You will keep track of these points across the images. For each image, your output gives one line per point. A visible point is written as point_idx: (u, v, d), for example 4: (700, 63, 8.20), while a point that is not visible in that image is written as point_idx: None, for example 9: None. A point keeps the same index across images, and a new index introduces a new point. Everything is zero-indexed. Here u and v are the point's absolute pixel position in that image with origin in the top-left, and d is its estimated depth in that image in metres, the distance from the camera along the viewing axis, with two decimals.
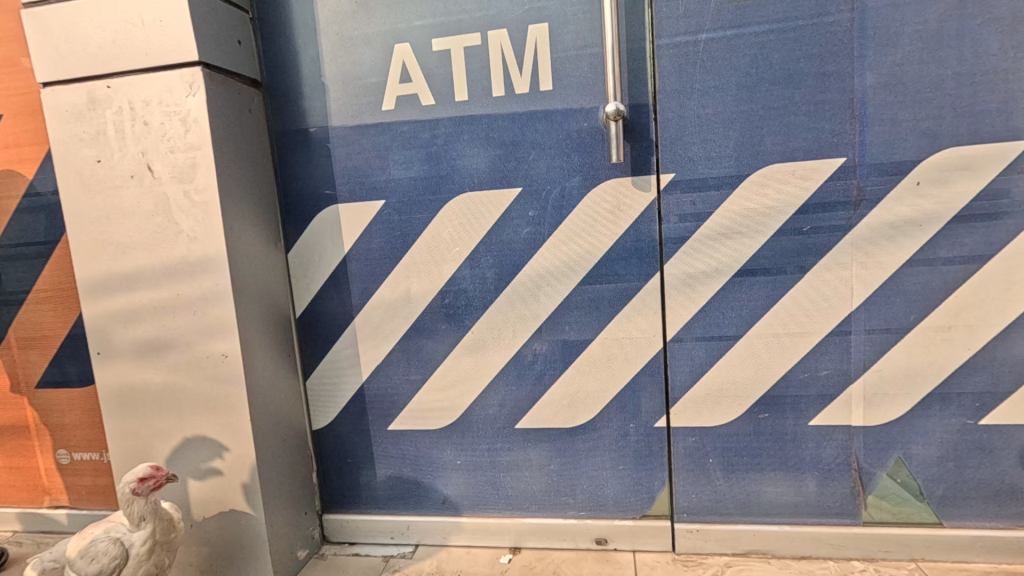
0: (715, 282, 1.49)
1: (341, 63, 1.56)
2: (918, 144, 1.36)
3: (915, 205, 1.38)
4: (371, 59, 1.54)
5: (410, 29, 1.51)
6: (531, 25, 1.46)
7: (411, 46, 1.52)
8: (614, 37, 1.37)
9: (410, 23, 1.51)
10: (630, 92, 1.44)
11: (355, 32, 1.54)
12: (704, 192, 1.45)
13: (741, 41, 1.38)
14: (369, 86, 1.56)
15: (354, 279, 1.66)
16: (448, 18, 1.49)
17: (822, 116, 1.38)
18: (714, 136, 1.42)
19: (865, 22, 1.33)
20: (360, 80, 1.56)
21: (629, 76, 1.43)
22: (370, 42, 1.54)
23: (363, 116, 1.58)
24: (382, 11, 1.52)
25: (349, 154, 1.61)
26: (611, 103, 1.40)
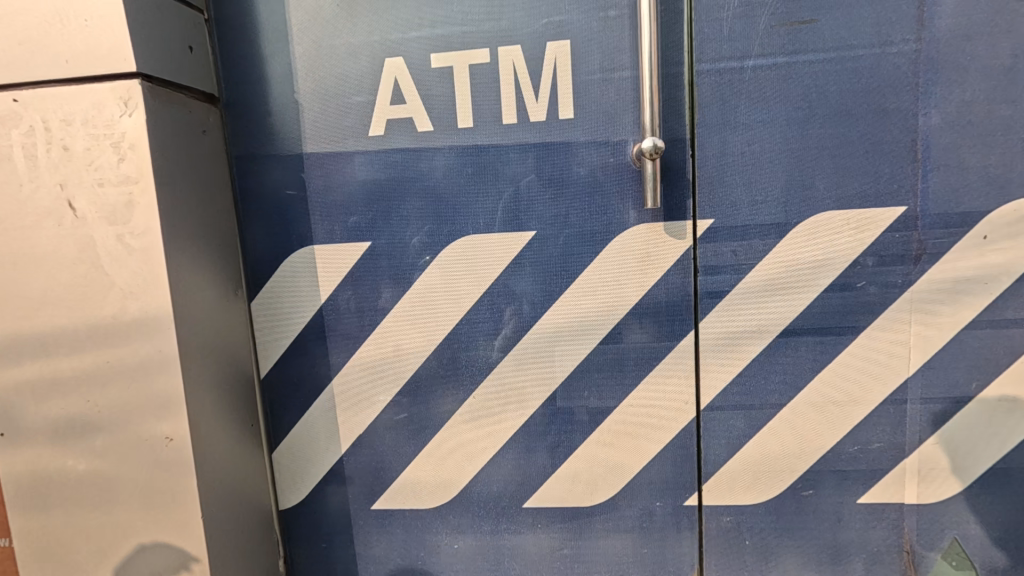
0: (757, 343, 1.30)
1: (318, 78, 1.30)
2: (986, 193, 1.20)
3: (981, 261, 1.22)
4: (356, 74, 1.29)
5: (404, 40, 1.27)
6: (550, 42, 1.24)
7: (406, 60, 1.27)
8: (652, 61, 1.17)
9: (404, 33, 1.26)
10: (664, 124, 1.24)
11: (336, 42, 1.28)
12: (747, 241, 1.27)
13: (793, 70, 1.20)
14: (353, 106, 1.30)
15: (333, 334, 1.40)
16: (450, 29, 1.25)
17: (882, 159, 1.21)
18: (761, 178, 1.24)
19: (932, 54, 1.16)
20: (341, 98, 1.30)
21: (664, 106, 1.23)
22: (355, 54, 1.28)
23: (345, 142, 1.32)
24: (370, 17, 1.27)
25: (327, 186, 1.34)
26: (647, 138, 1.20)
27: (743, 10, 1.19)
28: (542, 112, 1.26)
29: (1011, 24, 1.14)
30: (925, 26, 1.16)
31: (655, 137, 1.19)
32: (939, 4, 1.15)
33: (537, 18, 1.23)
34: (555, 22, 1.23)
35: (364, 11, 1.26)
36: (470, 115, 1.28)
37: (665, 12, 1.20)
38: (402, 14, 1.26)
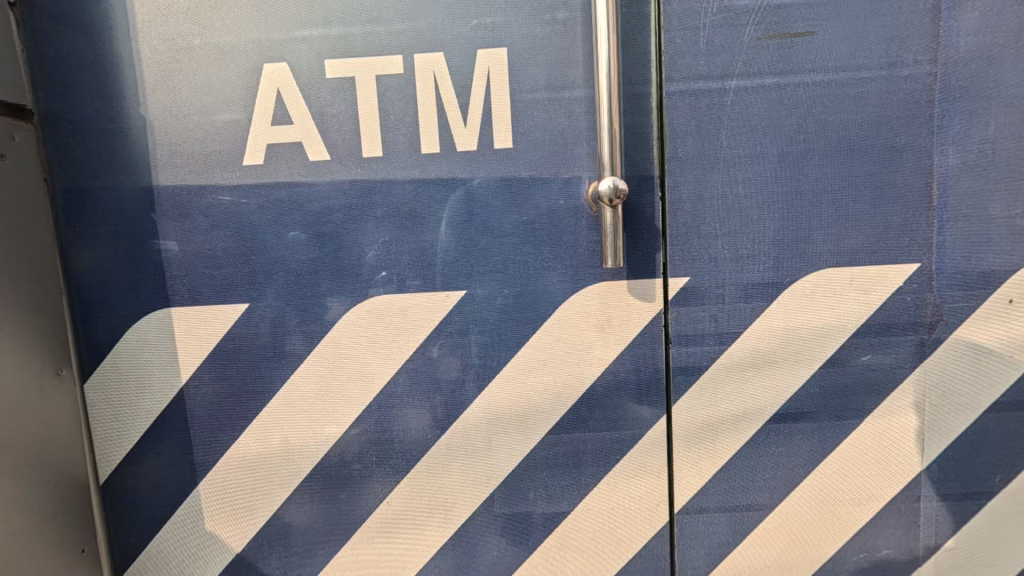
0: (742, 429, 1.05)
1: (175, 88, 0.98)
2: (1011, 250, 0.99)
3: (1006, 330, 1.01)
4: (226, 84, 0.97)
5: (288, 41, 0.96)
6: (481, 50, 0.95)
7: (292, 67, 0.96)
8: (609, 79, 0.91)
9: (288, 32, 0.95)
10: (626, 159, 0.98)
11: (196, 41, 0.96)
12: (730, 305, 1.01)
13: (784, 95, 0.96)
14: (222, 127, 0.98)
15: (200, 423, 1.06)
16: (349, 28, 0.95)
17: (891, 206, 0.98)
18: (745, 226, 0.99)
19: (950, 79, 0.95)
20: (206, 115, 0.98)
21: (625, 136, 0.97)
22: (223, 58, 0.97)
23: (212, 173, 0.99)
24: (241, 10, 0.95)
25: (189, 229, 1.01)
26: (605, 178, 0.93)
27: (724, 18, 0.94)
28: (473, 138, 0.98)
29: None
30: (941, 44, 0.94)
31: (616, 178, 0.92)
32: (958, 18, 0.93)
33: (463, 18, 0.94)
34: (488, 24, 0.95)
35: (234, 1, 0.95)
36: (379, 141, 0.98)
37: (627, 17, 0.94)
38: (285, 6, 0.95)
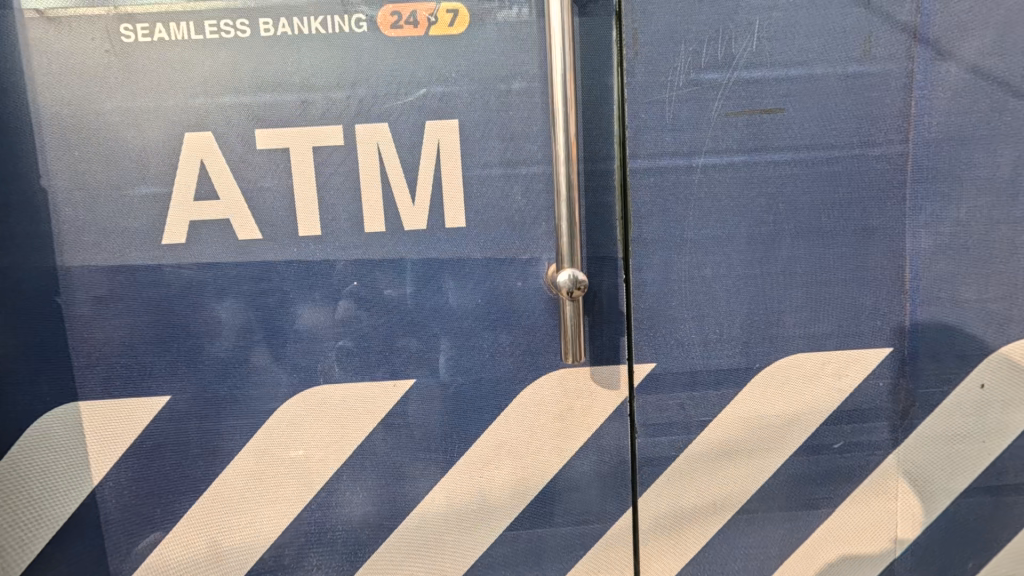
0: (711, 521, 0.99)
1: (80, 157, 0.86)
2: (984, 334, 0.95)
3: (977, 416, 0.97)
4: (141, 154, 0.86)
5: (213, 108, 0.85)
6: (430, 121, 0.87)
7: (218, 137, 0.86)
8: (569, 160, 0.84)
9: (212, 97, 0.85)
10: (586, 240, 0.91)
11: (106, 105, 0.85)
12: (698, 392, 0.96)
13: (753, 174, 0.90)
14: (138, 201, 0.87)
15: (116, 527, 0.94)
16: (282, 95, 0.86)
17: (863, 290, 0.94)
18: (714, 311, 0.93)
19: (922, 160, 0.91)
20: (120, 188, 0.87)
21: (585, 215, 0.90)
22: (137, 125, 0.86)
23: (127, 252, 0.88)
24: (158, 72, 0.84)
25: (100, 314, 0.90)
26: (564, 266, 0.86)
27: (690, 92, 0.88)
28: (422, 216, 0.89)
29: (1013, 128, 0.90)
30: (912, 124, 0.90)
31: (575, 269, 0.86)
32: (930, 98, 0.89)
33: (410, 87, 0.86)
34: (438, 94, 0.86)
35: (150, 62, 0.84)
36: (317, 218, 0.89)
37: (588, 89, 0.88)
38: (209, 70, 0.85)
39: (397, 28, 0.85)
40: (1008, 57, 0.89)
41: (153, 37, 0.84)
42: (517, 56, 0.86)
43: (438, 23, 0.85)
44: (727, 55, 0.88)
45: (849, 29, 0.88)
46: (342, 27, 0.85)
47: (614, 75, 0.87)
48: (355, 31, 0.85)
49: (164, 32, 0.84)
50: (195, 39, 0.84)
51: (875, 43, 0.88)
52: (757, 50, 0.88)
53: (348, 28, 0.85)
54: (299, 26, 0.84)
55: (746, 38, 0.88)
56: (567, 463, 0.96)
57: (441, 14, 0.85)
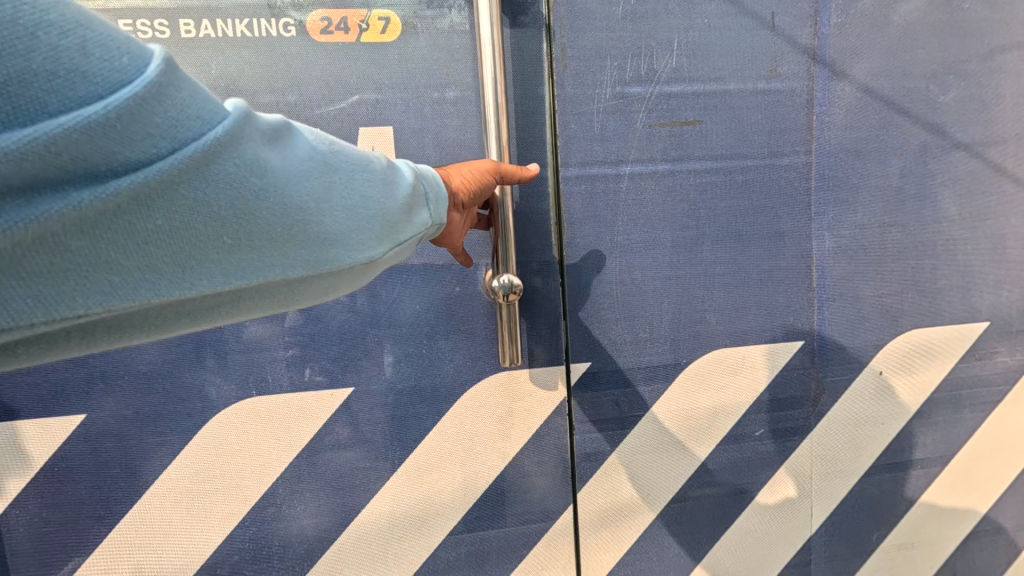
0: (647, 510, 1.04)
1: None
2: (881, 326, 1.05)
3: (876, 399, 1.07)
4: None
5: None
6: (364, 127, 0.88)
7: None
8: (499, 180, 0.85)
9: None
10: (522, 245, 0.94)
11: None
12: (631, 388, 1.00)
13: (675, 181, 0.96)
14: None
15: (29, 559, 0.88)
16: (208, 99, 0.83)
17: (777, 289, 1.01)
18: (643, 312, 0.99)
19: (824, 169, 1.00)
20: None
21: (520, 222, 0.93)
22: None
23: None
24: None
25: None
26: (501, 272, 0.88)
27: (616, 105, 0.93)
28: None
29: (898, 142, 1.01)
30: (814, 136, 0.99)
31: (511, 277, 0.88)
32: (829, 114, 0.99)
33: (342, 93, 0.86)
34: (371, 100, 0.87)
35: None
36: None
37: (519, 99, 0.91)
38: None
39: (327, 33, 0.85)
40: (892, 78, 1.00)
41: None
42: (450, 66, 0.88)
43: (370, 30, 0.86)
44: (649, 70, 0.94)
45: (757, 49, 0.96)
46: (270, 30, 0.83)
47: (546, 86, 0.91)
48: (284, 36, 0.84)
49: None
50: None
51: (781, 62, 0.96)
52: (677, 67, 0.94)
53: (276, 32, 0.84)
54: (223, 28, 0.82)
55: (665, 55, 0.94)
56: (508, 464, 0.98)
57: (373, 21, 0.86)
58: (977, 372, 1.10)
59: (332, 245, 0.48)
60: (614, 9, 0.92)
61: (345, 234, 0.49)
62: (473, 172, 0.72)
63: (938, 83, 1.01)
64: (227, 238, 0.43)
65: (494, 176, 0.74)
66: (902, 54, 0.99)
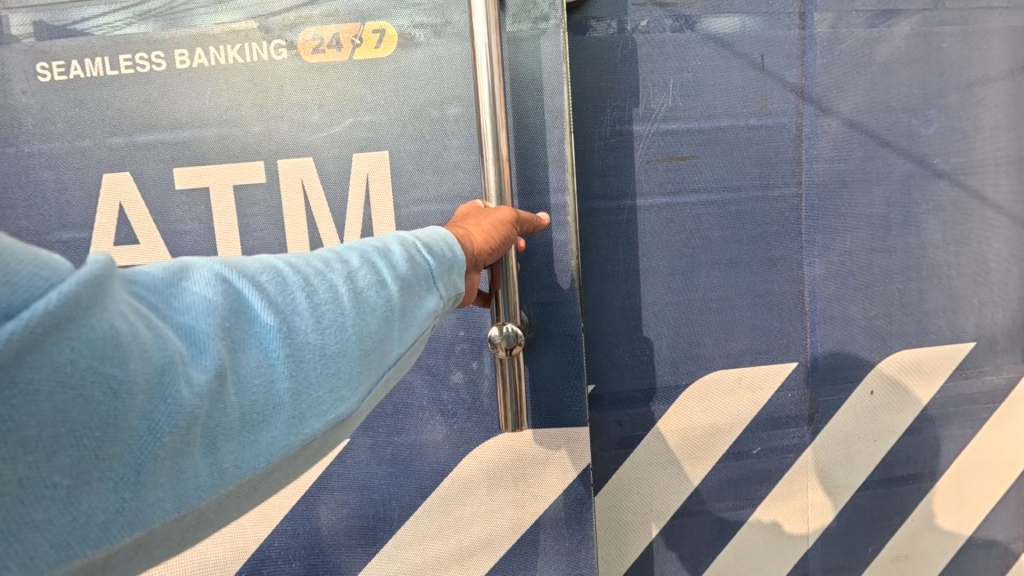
0: (650, 526, 1.08)
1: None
2: (872, 347, 1.10)
3: (868, 417, 1.12)
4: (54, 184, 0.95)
5: (128, 146, 0.95)
6: (356, 153, 0.97)
7: (137, 176, 0.96)
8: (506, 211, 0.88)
9: (130, 136, 0.95)
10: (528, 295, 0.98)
11: (26, 149, 0.94)
12: (633, 409, 1.06)
13: (672, 213, 1.02)
14: (58, 246, 0.96)
15: None
16: (201, 128, 0.95)
17: (771, 313, 1.07)
18: (643, 336, 1.04)
19: (813, 200, 1.05)
20: (40, 236, 0.96)
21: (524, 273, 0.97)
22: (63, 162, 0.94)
23: None
24: (72, 109, 0.94)
25: None
26: (505, 324, 0.88)
27: (615, 142, 1.00)
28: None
29: (883, 173, 1.07)
30: (804, 169, 1.05)
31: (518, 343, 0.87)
32: (816, 148, 1.05)
33: (337, 117, 0.96)
34: (366, 123, 0.96)
35: (65, 103, 0.94)
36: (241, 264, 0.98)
37: (522, 130, 0.95)
38: (123, 103, 0.94)
39: (319, 51, 0.94)
40: (876, 113, 1.06)
41: (68, 73, 0.93)
42: (458, 111, 0.95)
43: (362, 45, 0.94)
44: (646, 110, 1.00)
45: (747, 88, 1.02)
46: (263, 54, 0.94)
47: (557, 97, 0.94)
48: (276, 58, 0.94)
49: (80, 69, 0.93)
50: (111, 73, 0.93)
51: (770, 100, 1.02)
52: (672, 106, 1.00)
53: (269, 54, 0.94)
54: (215, 57, 0.94)
55: (662, 95, 1.00)
56: (519, 498, 1.01)
57: (367, 37, 0.94)
58: (965, 390, 1.15)
59: (242, 429, 0.43)
60: (612, 54, 0.99)
61: (256, 418, 0.44)
62: (498, 227, 0.74)
63: (920, 117, 1.07)
64: (88, 465, 0.37)
65: (513, 226, 0.78)
66: (885, 90, 1.05)
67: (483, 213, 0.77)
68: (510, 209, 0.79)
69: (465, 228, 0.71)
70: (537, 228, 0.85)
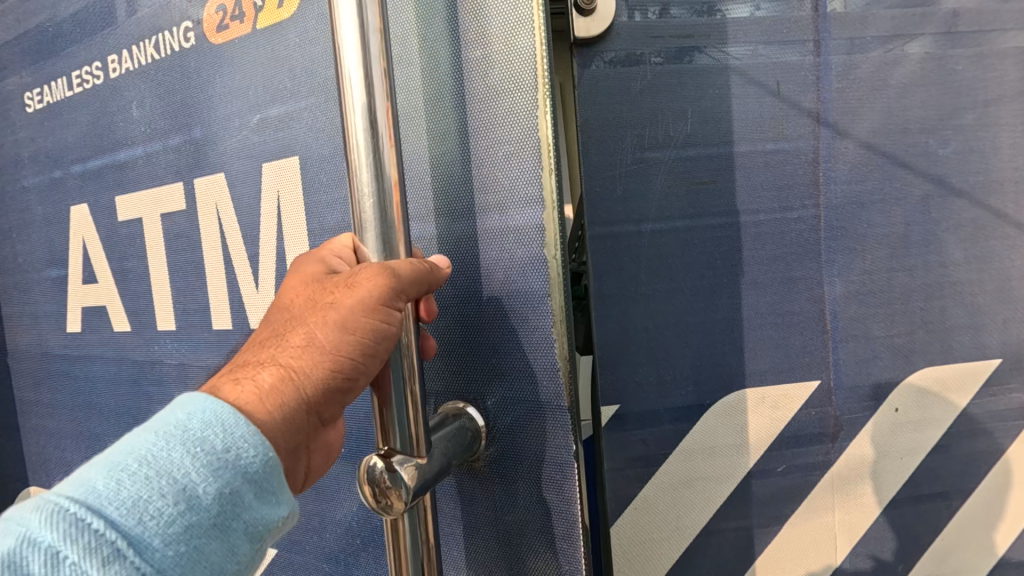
0: (677, 542, 1.10)
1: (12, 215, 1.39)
2: (895, 365, 1.11)
3: (894, 436, 1.12)
4: (41, 213, 1.33)
5: (82, 175, 1.25)
6: (266, 163, 1.00)
7: (90, 209, 1.25)
8: (397, 226, 0.72)
9: (86, 161, 1.24)
10: (476, 349, 0.88)
11: (26, 183, 1.35)
12: (658, 428, 1.08)
13: (693, 236, 1.05)
14: (50, 280, 1.35)
15: None
16: (132, 148, 1.17)
17: (793, 332, 1.08)
18: (666, 356, 1.07)
19: (832, 220, 1.07)
20: (39, 273, 1.36)
21: (469, 319, 0.88)
22: (49, 186, 1.31)
23: (39, 311, 1.39)
24: (48, 137, 1.29)
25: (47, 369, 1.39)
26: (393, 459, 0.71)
27: (637, 168, 1.04)
28: None
29: (900, 193, 1.08)
30: (822, 191, 1.07)
31: (414, 466, 0.71)
32: (834, 169, 1.07)
33: (244, 116, 1.01)
34: (274, 118, 0.98)
35: (46, 130, 1.29)
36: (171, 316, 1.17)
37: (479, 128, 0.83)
38: (78, 123, 1.24)
39: (223, 26, 1.01)
40: (891, 134, 1.08)
41: (45, 101, 1.28)
42: None
43: (265, 11, 0.96)
44: (666, 137, 1.04)
45: (765, 114, 1.05)
46: (175, 43, 1.07)
47: (479, 90, 0.82)
48: (185, 44, 1.06)
49: (51, 95, 1.27)
50: (71, 93, 1.23)
51: (787, 125, 1.05)
52: (691, 133, 1.04)
53: (181, 43, 1.07)
54: (136, 58, 1.13)
55: (682, 123, 1.04)
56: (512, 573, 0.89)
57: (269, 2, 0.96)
58: (994, 408, 1.15)
59: None
60: (633, 83, 1.03)
61: None
62: (347, 331, 0.67)
63: (936, 138, 1.09)
64: None
65: (372, 314, 0.68)
66: (901, 112, 1.07)
67: (323, 308, 0.68)
68: (353, 297, 0.68)
69: (279, 365, 0.65)
70: (411, 297, 0.72)
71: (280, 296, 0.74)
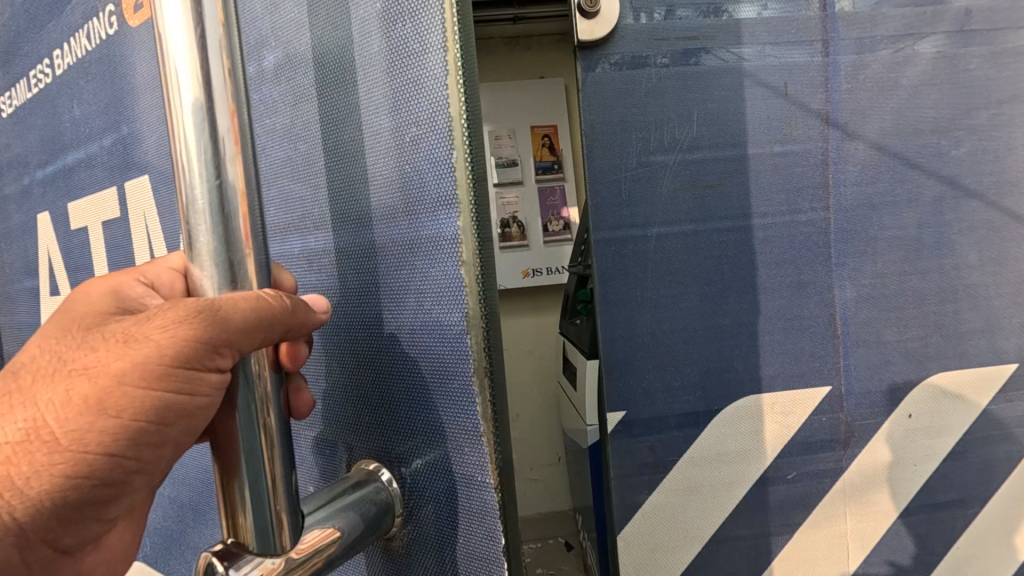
0: (685, 550, 1.09)
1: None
2: (908, 370, 1.09)
3: (908, 442, 1.10)
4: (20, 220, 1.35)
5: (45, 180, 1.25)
6: None
7: (53, 215, 1.26)
8: (245, 247, 0.49)
9: (46, 166, 1.24)
10: (388, 378, 0.68)
11: (7, 189, 1.37)
12: (665, 434, 1.07)
13: (700, 240, 1.04)
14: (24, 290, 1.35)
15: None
16: (85, 147, 1.14)
17: (803, 337, 1.06)
18: (673, 362, 1.05)
19: (842, 223, 1.06)
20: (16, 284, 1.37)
21: (376, 356, 0.69)
22: (22, 196, 1.32)
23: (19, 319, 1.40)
24: (18, 143, 1.31)
25: None
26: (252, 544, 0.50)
27: (642, 171, 1.03)
28: None
29: (913, 194, 1.06)
30: (832, 193, 1.05)
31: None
32: (844, 171, 1.05)
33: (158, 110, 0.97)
34: None
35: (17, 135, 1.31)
36: None
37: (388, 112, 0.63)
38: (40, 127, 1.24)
39: (138, 8, 0.97)
40: (902, 135, 1.06)
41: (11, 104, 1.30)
42: None
43: None
44: (671, 140, 1.03)
45: (772, 116, 1.03)
46: (102, 30, 1.04)
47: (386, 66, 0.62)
48: (109, 30, 1.02)
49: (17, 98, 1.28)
50: (31, 95, 1.24)
51: (795, 126, 1.04)
52: (697, 136, 1.03)
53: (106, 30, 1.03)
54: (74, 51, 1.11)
55: (688, 126, 1.03)
56: None
57: None
58: (1012, 413, 1.12)
59: None
60: (637, 86, 1.02)
61: None
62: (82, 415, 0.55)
63: (949, 138, 1.07)
64: None
65: (123, 390, 0.55)
66: (912, 112, 1.05)
67: (63, 381, 0.56)
68: (121, 361, 0.55)
69: None
70: (247, 349, 0.52)
71: (26, 356, 0.62)
